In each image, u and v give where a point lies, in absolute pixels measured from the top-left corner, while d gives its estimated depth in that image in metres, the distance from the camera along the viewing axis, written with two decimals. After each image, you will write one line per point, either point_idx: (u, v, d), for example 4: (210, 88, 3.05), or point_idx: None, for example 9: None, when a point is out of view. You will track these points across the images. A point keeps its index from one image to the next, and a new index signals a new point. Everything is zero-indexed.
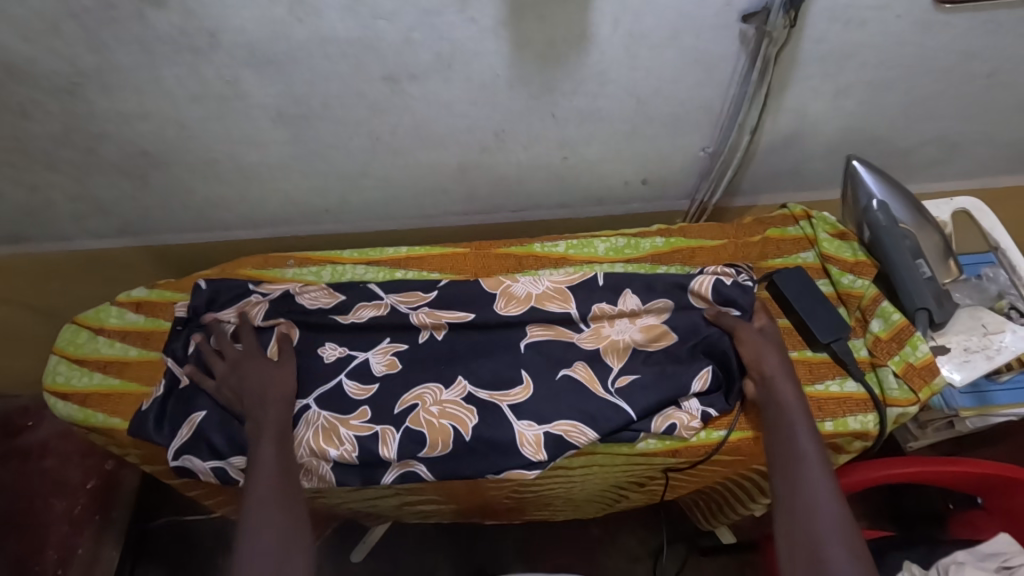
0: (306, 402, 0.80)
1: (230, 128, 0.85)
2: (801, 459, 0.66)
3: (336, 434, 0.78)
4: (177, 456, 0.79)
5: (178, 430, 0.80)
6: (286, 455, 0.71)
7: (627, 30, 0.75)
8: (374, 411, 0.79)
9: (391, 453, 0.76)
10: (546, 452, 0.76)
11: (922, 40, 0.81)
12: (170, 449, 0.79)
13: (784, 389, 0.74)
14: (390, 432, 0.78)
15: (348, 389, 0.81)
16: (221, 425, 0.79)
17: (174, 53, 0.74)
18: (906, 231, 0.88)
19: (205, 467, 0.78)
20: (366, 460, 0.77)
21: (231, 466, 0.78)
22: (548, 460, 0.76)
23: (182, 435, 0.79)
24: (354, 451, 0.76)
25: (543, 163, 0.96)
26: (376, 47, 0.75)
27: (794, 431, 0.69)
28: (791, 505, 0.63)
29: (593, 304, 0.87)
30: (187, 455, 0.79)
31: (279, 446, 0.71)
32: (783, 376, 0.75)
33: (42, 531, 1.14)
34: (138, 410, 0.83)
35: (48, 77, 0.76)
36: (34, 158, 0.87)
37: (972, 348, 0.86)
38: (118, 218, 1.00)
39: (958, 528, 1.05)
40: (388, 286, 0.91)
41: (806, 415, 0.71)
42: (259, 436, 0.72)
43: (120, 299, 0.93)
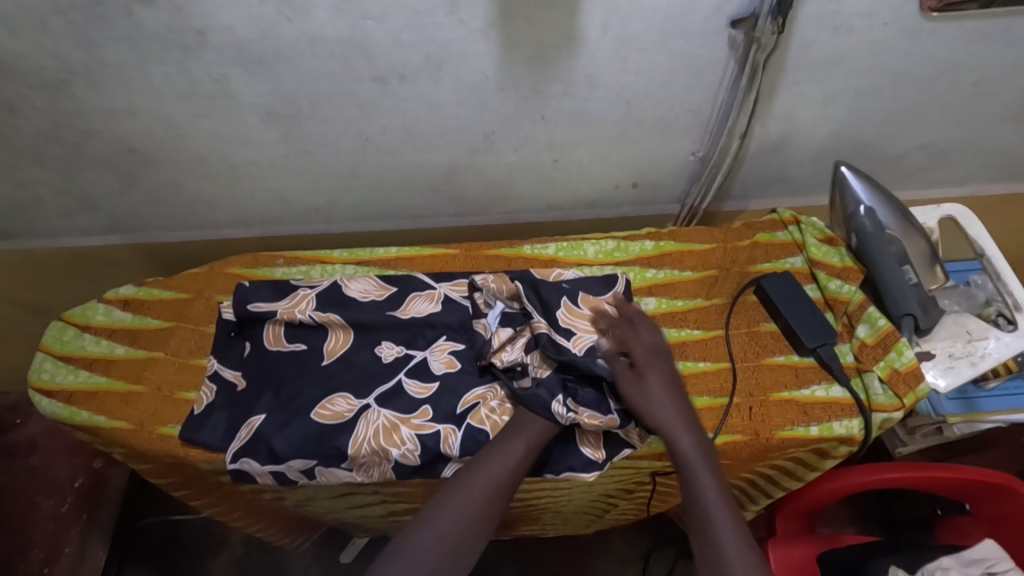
0: (367, 402, 0.79)
1: (220, 126, 0.85)
2: (706, 515, 0.67)
3: (397, 434, 0.76)
4: (234, 460, 0.77)
5: (237, 432, 0.78)
6: (531, 459, 0.72)
7: (616, 35, 0.75)
8: (435, 410, 0.78)
9: (453, 450, 0.75)
10: (605, 452, 0.76)
11: (910, 48, 0.81)
12: (228, 452, 0.77)
13: (686, 442, 0.71)
14: (451, 431, 0.76)
15: (410, 388, 0.80)
16: (282, 430, 0.77)
17: (163, 50, 0.74)
18: (892, 238, 0.89)
19: (264, 470, 0.77)
20: (427, 458, 0.75)
21: (290, 468, 0.76)
22: (605, 459, 0.76)
23: (242, 437, 0.78)
24: (417, 451, 0.75)
25: (533, 166, 0.96)
26: (365, 47, 0.75)
27: (700, 490, 0.69)
28: (703, 546, 0.67)
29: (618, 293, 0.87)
30: (245, 459, 0.77)
31: (528, 449, 0.72)
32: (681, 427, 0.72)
33: (26, 530, 1.13)
34: (187, 414, 0.82)
35: (36, 72, 0.75)
36: (21, 154, 0.87)
37: (957, 354, 0.87)
38: (107, 215, 1.00)
39: (946, 532, 1.06)
40: (437, 276, 0.91)
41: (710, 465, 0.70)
42: (521, 426, 0.74)
43: (107, 296, 0.93)
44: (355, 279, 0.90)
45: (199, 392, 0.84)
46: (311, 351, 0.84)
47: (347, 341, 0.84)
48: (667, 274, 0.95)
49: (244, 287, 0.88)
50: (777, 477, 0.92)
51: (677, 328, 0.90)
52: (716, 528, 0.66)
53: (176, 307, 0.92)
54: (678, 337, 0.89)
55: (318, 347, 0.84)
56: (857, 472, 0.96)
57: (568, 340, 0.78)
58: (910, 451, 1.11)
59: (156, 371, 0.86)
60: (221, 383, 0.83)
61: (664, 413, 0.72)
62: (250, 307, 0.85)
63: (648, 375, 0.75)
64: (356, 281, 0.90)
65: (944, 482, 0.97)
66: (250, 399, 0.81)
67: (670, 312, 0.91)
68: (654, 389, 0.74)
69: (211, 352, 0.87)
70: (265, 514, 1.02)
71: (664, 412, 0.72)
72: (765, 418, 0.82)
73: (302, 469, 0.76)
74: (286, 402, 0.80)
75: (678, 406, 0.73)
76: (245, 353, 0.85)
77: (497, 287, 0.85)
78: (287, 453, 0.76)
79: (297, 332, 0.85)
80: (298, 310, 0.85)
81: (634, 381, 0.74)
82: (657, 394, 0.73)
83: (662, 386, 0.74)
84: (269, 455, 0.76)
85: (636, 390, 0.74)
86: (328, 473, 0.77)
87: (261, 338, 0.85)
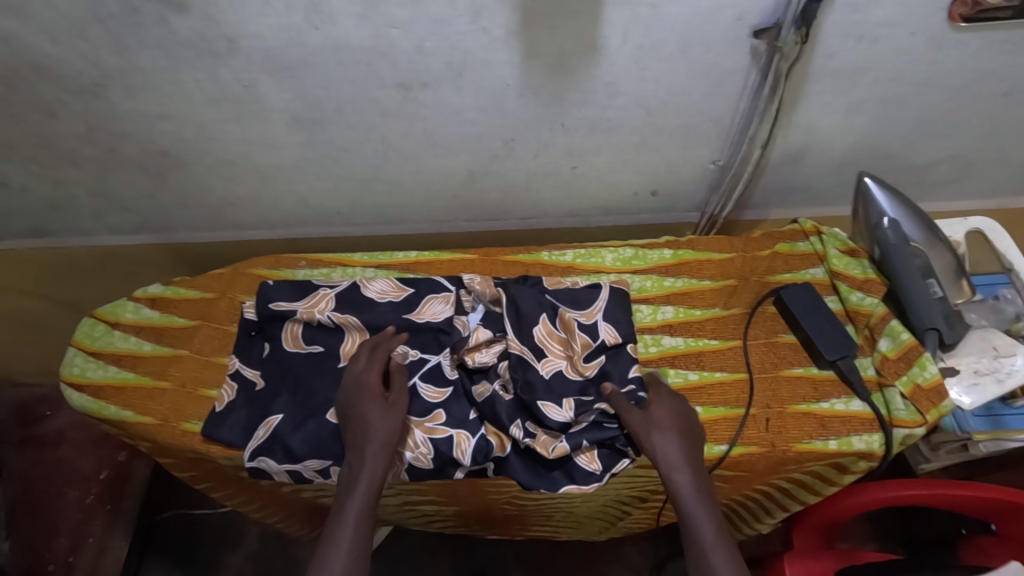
0: None
1: (247, 131, 0.87)
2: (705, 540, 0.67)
3: (410, 438, 0.77)
4: (252, 457, 0.79)
5: (255, 431, 0.80)
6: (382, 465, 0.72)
7: (636, 44, 0.76)
8: (448, 416, 0.79)
9: (464, 456, 0.76)
10: (601, 463, 0.77)
11: (937, 59, 0.80)
12: (246, 450, 0.79)
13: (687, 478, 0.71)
14: (465, 437, 0.77)
15: (423, 392, 0.80)
16: (298, 429, 0.79)
17: (194, 57, 0.76)
18: (917, 250, 0.88)
19: (281, 469, 0.79)
20: (439, 462, 0.77)
21: (306, 468, 0.79)
22: (603, 471, 0.76)
23: (259, 436, 0.80)
24: (430, 454, 0.76)
25: (553, 172, 0.97)
26: (389, 55, 0.76)
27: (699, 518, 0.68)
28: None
29: (594, 311, 0.87)
30: (262, 457, 0.79)
31: (376, 457, 0.72)
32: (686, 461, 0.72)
33: (53, 519, 1.17)
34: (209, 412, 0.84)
35: (74, 77, 0.78)
36: (59, 155, 0.90)
37: (983, 370, 0.85)
38: (137, 214, 1.03)
39: (967, 553, 1.02)
40: (454, 280, 0.92)
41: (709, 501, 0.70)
42: (362, 441, 0.73)
43: (136, 294, 0.96)
44: (374, 281, 0.91)
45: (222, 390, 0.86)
46: (328, 352, 0.85)
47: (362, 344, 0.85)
48: (685, 282, 0.94)
49: (267, 286, 0.89)
50: (793, 491, 0.91)
51: (694, 338, 0.89)
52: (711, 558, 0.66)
53: (201, 305, 0.95)
54: (694, 347, 0.88)
55: (335, 349, 0.85)
56: (886, 486, 0.94)
57: (539, 361, 0.81)
58: (934, 468, 1.09)
59: (180, 367, 0.88)
60: (241, 381, 0.85)
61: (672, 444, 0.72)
62: (270, 307, 0.87)
63: (656, 408, 0.76)
64: (374, 283, 0.91)
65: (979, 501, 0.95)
66: (268, 398, 0.83)
67: (687, 320, 0.91)
68: (660, 425, 0.74)
69: (232, 351, 0.89)
70: (281, 507, 1.04)
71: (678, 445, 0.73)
72: (782, 431, 0.81)
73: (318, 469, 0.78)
74: (303, 403, 0.81)
75: (677, 441, 0.73)
76: (264, 353, 0.87)
77: (481, 289, 0.88)
78: (302, 451, 0.78)
79: (315, 334, 0.86)
80: (317, 309, 0.86)
81: (639, 414, 0.75)
82: (664, 428, 0.74)
83: (668, 418, 0.75)
84: (284, 454, 0.78)
85: (642, 422, 0.74)
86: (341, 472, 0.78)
87: (281, 339, 0.87)
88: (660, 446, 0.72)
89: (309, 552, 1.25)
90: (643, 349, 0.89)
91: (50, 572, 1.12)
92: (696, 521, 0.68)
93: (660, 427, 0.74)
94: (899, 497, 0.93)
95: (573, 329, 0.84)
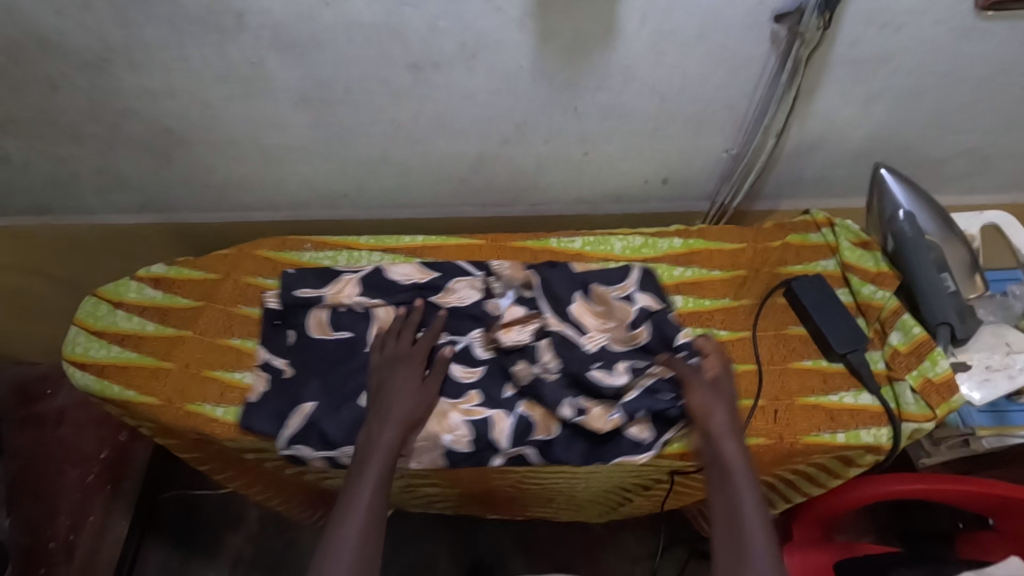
0: None
1: (253, 110, 0.86)
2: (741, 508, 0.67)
3: (447, 420, 0.76)
4: (286, 446, 0.78)
5: (287, 419, 0.79)
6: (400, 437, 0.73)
7: (655, 27, 0.74)
8: (486, 396, 0.78)
9: (505, 438, 0.75)
10: (653, 431, 0.77)
11: (959, 49, 0.79)
12: (279, 439, 0.78)
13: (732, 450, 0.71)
14: (503, 416, 0.77)
15: (457, 373, 0.80)
16: (335, 414, 0.78)
17: (202, 32, 0.74)
18: (931, 243, 0.87)
19: (317, 455, 0.78)
20: (479, 447, 0.76)
21: (343, 454, 0.77)
22: (656, 439, 0.77)
23: (293, 424, 0.78)
24: (469, 437, 0.76)
25: (563, 158, 0.95)
26: (401, 34, 0.74)
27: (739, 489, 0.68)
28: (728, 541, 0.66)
29: (630, 283, 0.87)
30: (298, 444, 0.78)
31: (397, 429, 0.73)
32: (730, 435, 0.72)
33: (53, 498, 1.15)
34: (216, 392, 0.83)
35: (79, 51, 0.77)
36: (61, 131, 0.88)
37: (994, 366, 0.85)
38: (140, 193, 1.02)
39: (966, 548, 1.03)
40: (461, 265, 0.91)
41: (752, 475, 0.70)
42: (385, 413, 0.74)
43: (138, 274, 0.94)
44: (398, 264, 0.91)
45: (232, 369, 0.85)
46: (357, 338, 0.84)
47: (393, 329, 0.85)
48: (694, 273, 0.93)
49: (289, 276, 0.90)
50: (797, 483, 0.91)
51: (703, 328, 0.88)
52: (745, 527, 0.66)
53: (205, 287, 0.93)
54: None
55: (363, 335, 0.84)
56: (895, 479, 0.94)
57: (582, 337, 0.81)
58: (934, 463, 1.08)
59: (184, 349, 0.87)
60: (271, 370, 0.84)
61: (718, 417, 0.73)
62: (295, 294, 0.87)
63: (721, 380, 0.76)
64: (398, 267, 0.90)
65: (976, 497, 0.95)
66: (299, 385, 0.82)
67: (697, 311, 0.90)
68: (723, 396, 0.75)
69: (260, 340, 0.87)
70: (282, 490, 1.04)
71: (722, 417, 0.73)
72: (791, 423, 0.80)
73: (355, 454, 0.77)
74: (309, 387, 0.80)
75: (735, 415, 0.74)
76: (290, 341, 0.85)
77: (511, 274, 0.88)
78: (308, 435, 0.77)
79: (341, 320, 0.85)
80: (344, 295, 0.87)
81: (704, 383, 0.75)
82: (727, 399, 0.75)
83: (728, 392, 0.76)
84: (321, 440, 0.78)
85: (706, 393, 0.74)
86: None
87: (307, 327, 0.85)
88: (720, 415, 0.73)
89: (309, 535, 1.25)
90: None
91: (50, 550, 1.10)
92: (741, 493, 0.68)
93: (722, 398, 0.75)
94: (910, 491, 0.93)
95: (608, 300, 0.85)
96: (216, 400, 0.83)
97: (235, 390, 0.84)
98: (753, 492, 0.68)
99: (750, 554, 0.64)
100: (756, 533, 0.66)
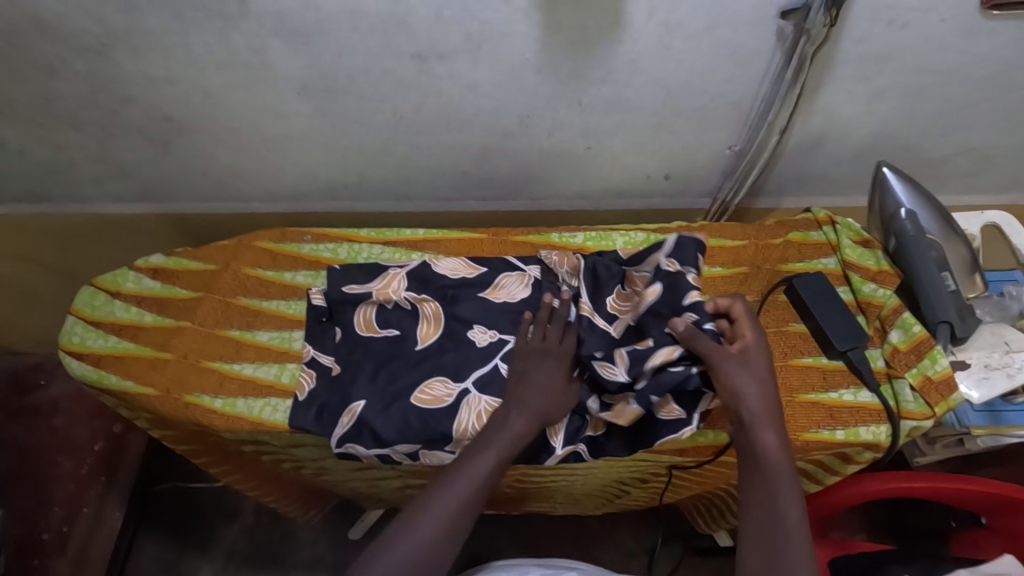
0: (466, 386, 0.78)
1: (255, 99, 0.85)
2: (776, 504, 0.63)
3: None
4: (340, 444, 0.77)
5: (338, 419, 0.78)
6: (531, 433, 0.70)
7: (661, 20, 0.74)
8: None
9: (559, 438, 0.76)
10: (683, 408, 0.73)
11: (965, 47, 0.79)
12: (333, 438, 0.77)
13: (767, 438, 0.65)
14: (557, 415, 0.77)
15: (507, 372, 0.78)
16: (384, 414, 0.77)
17: (204, 19, 0.74)
18: (932, 242, 0.87)
19: (370, 454, 0.77)
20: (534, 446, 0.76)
21: (395, 451, 0.76)
22: (691, 414, 0.72)
23: (344, 424, 0.77)
24: None
25: (566, 152, 0.95)
26: (406, 23, 0.74)
27: (776, 485, 0.63)
28: (759, 536, 0.62)
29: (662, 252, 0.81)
30: (350, 443, 0.77)
31: (529, 422, 0.70)
32: (766, 421, 0.66)
33: (46, 488, 1.15)
34: (217, 385, 0.83)
35: (78, 36, 0.76)
36: (60, 117, 0.87)
37: (993, 365, 0.85)
38: (138, 181, 1.01)
39: (960, 546, 1.04)
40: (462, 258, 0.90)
41: (790, 467, 0.64)
42: (520, 402, 0.72)
43: (137, 264, 0.94)
44: (444, 258, 0.89)
45: (232, 362, 0.85)
46: (404, 336, 0.82)
47: (437, 330, 0.82)
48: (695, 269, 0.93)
49: (335, 271, 0.88)
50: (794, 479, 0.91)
51: None
52: (782, 525, 0.61)
53: (204, 277, 0.93)
54: None
55: (411, 332, 0.83)
56: (877, 478, 0.95)
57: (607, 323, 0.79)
58: (930, 461, 1.09)
59: (182, 339, 0.87)
60: (318, 368, 0.83)
61: (754, 399, 0.66)
62: (343, 290, 0.86)
63: (755, 357, 0.69)
64: (444, 260, 0.89)
65: (969, 496, 0.96)
66: (346, 382, 0.80)
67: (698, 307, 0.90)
68: (759, 377, 0.67)
69: (308, 339, 0.86)
70: (277, 484, 1.03)
71: (758, 401, 0.66)
72: (790, 419, 0.81)
73: (409, 451, 0.76)
74: None
75: (772, 398, 0.67)
76: (338, 338, 0.85)
77: (559, 261, 0.87)
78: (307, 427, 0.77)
79: (389, 317, 0.84)
80: (391, 289, 0.85)
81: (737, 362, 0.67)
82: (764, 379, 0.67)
83: (764, 372, 0.68)
84: (372, 439, 0.76)
85: (739, 369, 0.67)
86: (430, 455, 0.77)
87: (354, 324, 0.84)
88: (756, 399, 0.66)
89: (304, 530, 1.25)
90: None
91: (44, 541, 1.11)
92: (778, 488, 0.63)
93: (760, 379, 0.67)
94: (891, 490, 0.94)
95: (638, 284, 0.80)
96: (215, 391, 0.83)
97: (235, 381, 0.83)
98: (792, 487, 0.63)
99: (786, 554, 0.60)
100: (796, 533, 0.61)
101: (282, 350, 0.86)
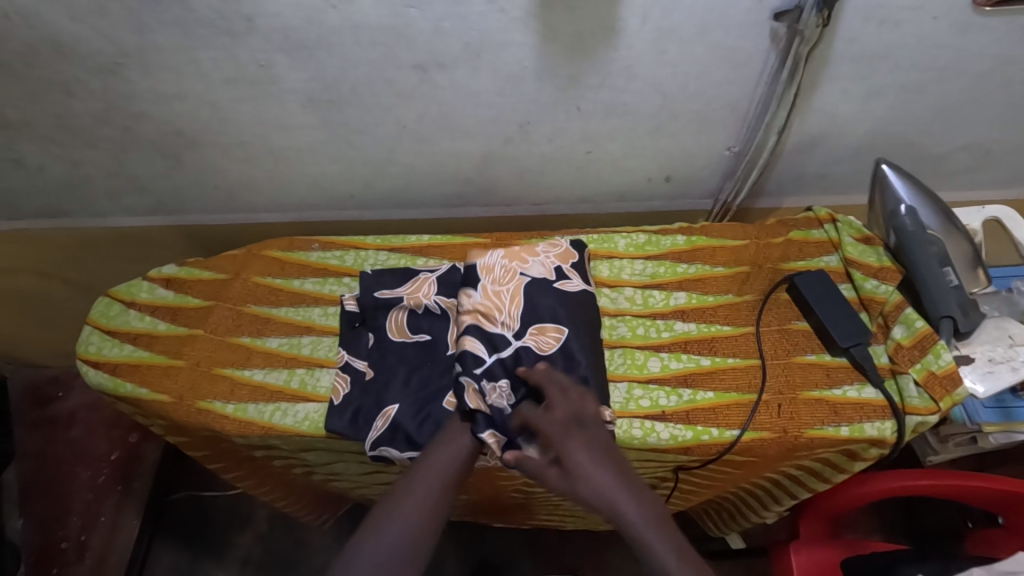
0: None
1: (261, 111, 0.87)
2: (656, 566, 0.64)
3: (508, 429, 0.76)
4: (374, 447, 0.78)
5: (373, 422, 0.80)
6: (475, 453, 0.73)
7: (655, 25, 0.75)
8: None
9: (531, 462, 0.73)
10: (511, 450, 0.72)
11: (960, 42, 0.79)
12: (367, 440, 0.79)
13: (632, 513, 0.66)
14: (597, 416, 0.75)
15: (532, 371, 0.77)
16: (418, 419, 0.79)
17: (212, 36, 0.76)
18: (933, 238, 0.87)
19: (403, 457, 0.78)
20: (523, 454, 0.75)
21: None
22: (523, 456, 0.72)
23: (378, 427, 0.79)
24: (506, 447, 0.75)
25: (567, 156, 0.96)
26: (406, 35, 0.76)
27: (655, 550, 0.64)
28: None
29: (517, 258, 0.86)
30: (384, 446, 0.78)
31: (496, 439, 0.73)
32: (625, 496, 0.66)
33: (66, 497, 1.22)
34: (228, 390, 0.85)
35: (93, 56, 0.78)
36: (76, 135, 0.90)
37: (998, 359, 0.85)
38: (153, 195, 1.04)
39: (974, 544, 1.02)
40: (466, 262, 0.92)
41: (657, 525, 0.65)
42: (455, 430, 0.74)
43: (152, 275, 0.96)
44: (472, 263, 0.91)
45: (243, 367, 0.87)
46: (436, 339, 0.85)
47: None
48: (698, 269, 0.94)
49: (367, 276, 0.91)
50: (801, 479, 0.91)
51: (706, 323, 0.89)
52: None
53: (215, 286, 0.95)
54: (707, 333, 0.88)
55: (442, 337, 0.85)
56: (915, 474, 0.94)
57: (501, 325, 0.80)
58: (942, 459, 1.09)
59: (195, 346, 0.89)
60: (351, 372, 0.85)
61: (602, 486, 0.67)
62: (376, 296, 0.88)
63: (571, 452, 0.68)
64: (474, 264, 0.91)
65: (981, 494, 0.95)
66: (381, 387, 0.82)
67: (699, 307, 0.91)
68: (590, 473, 0.67)
69: (342, 344, 0.88)
70: (290, 491, 1.05)
71: (608, 487, 0.67)
72: (794, 416, 0.81)
73: None
74: None
75: (612, 474, 0.68)
76: (370, 343, 0.87)
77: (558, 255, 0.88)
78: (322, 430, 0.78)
79: (420, 322, 0.87)
80: (421, 293, 0.88)
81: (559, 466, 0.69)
82: (592, 471, 0.67)
83: (592, 460, 0.68)
84: (407, 442, 0.78)
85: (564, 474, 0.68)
86: None
87: (386, 326, 0.87)
88: (599, 488, 0.67)
89: (317, 535, 1.26)
90: (655, 334, 0.89)
91: (62, 550, 1.17)
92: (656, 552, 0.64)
93: (588, 475, 0.67)
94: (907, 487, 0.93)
95: (494, 272, 0.84)
96: (226, 397, 0.84)
97: (246, 387, 0.85)
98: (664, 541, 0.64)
99: None
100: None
101: (290, 355, 0.88)
